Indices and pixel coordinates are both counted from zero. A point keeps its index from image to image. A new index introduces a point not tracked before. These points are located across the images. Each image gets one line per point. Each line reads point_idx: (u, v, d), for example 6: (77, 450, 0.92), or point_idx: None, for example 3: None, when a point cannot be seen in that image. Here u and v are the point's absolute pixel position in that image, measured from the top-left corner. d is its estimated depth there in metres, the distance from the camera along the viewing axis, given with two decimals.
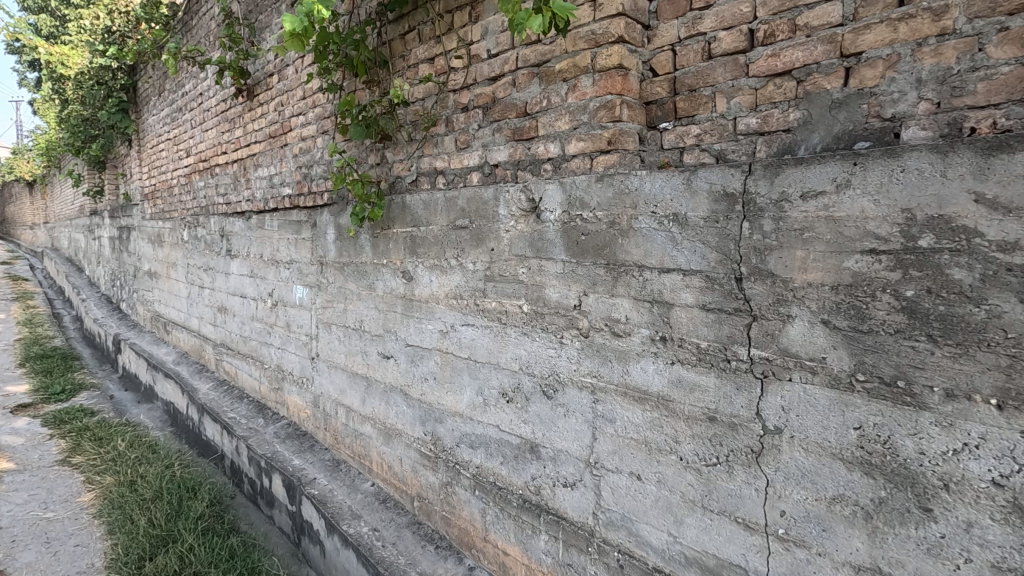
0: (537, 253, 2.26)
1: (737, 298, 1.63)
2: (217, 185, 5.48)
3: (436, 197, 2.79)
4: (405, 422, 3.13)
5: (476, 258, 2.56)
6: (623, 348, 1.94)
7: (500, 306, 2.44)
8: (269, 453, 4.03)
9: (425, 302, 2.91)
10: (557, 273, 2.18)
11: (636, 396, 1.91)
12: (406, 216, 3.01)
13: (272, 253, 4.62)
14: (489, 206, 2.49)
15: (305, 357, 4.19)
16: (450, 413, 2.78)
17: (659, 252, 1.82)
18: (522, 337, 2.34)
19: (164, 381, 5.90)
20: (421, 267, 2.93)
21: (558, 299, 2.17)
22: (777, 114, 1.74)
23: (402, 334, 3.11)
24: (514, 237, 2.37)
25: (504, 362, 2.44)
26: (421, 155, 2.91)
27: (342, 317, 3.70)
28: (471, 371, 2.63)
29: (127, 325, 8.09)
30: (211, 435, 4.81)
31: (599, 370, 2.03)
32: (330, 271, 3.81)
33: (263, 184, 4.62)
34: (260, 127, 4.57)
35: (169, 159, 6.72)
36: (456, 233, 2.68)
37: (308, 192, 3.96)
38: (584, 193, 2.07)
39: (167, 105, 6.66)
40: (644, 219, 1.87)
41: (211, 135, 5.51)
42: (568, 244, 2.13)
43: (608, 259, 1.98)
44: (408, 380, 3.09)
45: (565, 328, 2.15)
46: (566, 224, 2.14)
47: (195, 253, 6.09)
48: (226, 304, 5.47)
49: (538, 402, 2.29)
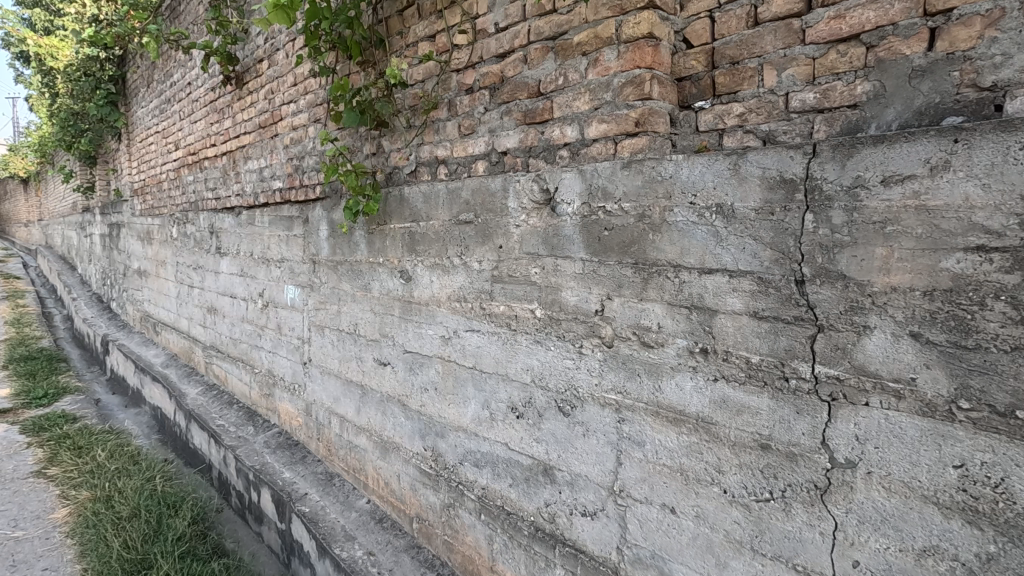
0: (552, 251, 2.00)
1: (798, 305, 1.37)
2: (206, 180, 5.21)
3: (437, 189, 2.53)
4: (404, 436, 2.86)
5: (482, 256, 2.29)
6: (656, 361, 1.68)
7: (509, 311, 2.18)
8: (258, 465, 3.77)
9: (424, 305, 2.65)
10: (575, 275, 1.91)
11: (670, 417, 1.65)
12: (404, 211, 2.75)
13: (263, 251, 4.35)
14: (496, 198, 2.22)
15: (296, 362, 3.93)
16: (454, 428, 2.52)
17: (699, 250, 1.56)
18: (534, 346, 2.08)
19: (152, 385, 5.64)
20: (420, 267, 2.66)
21: (577, 303, 1.91)
22: (841, 87, 1.48)
23: (400, 340, 2.85)
24: (526, 234, 2.10)
25: (514, 373, 2.17)
26: (421, 143, 2.64)
27: (336, 320, 3.43)
28: (477, 382, 2.37)
29: (116, 325, 7.82)
30: (198, 444, 4.55)
31: (625, 386, 1.77)
32: (323, 270, 3.55)
33: (253, 178, 4.35)
34: (250, 117, 4.29)
35: (158, 152, 6.45)
36: (460, 228, 2.41)
37: (300, 185, 3.70)
38: (608, 182, 1.81)
39: (155, 97, 6.38)
40: (680, 212, 1.61)
41: (200, 126, 5.23)
42: (588, 241, 1.87)
43: (636, 259, 1.72)
44: (406, 391, 2.83)
45: (585, 337, 1.88)
46: (587, 218, 1.87)
47: (184, 251, 5.83)
48: (216, 305, 5.20)
49: (553, 419, 2.03)
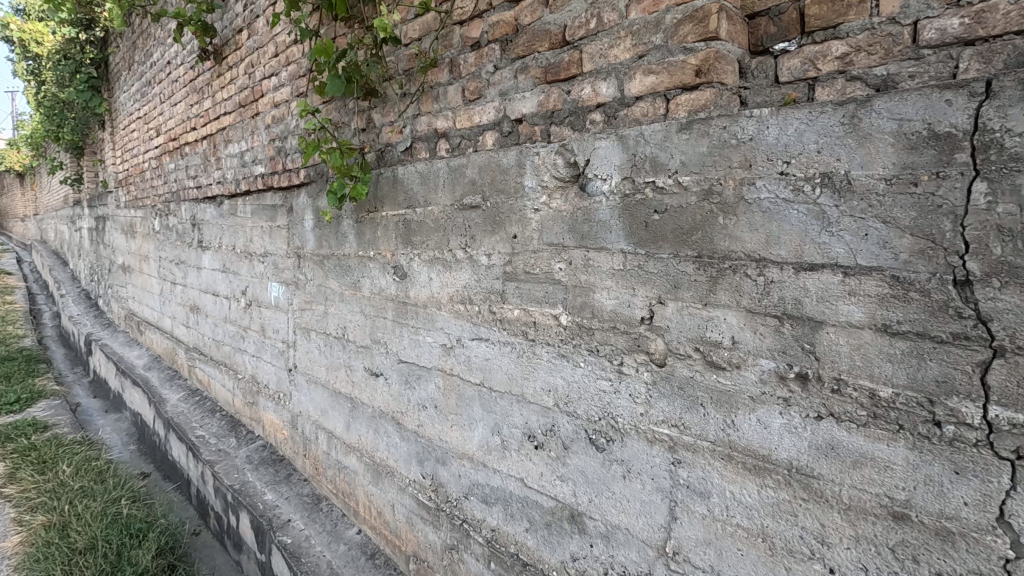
0: (582, 242, 1.58)
1: (960, 318, 0.94)
2: (187, 167, 4.79)
3: (437, 167, 2.10)
4: (400, 460, 2.45)
5: (491, 249, 1.87)
6: (727, 387, 1.26)
7: (524, 317, 1.76)
8: (238, 485, 3.37)
9: (421, 308, 2.23)
10: (613, 272, 1.49)
11: (747, 464, 1.23)
12: (398, 196, 2.32)
13: (245, 244, 3.93)
14: (510, 177, 1.80)
15: (281, 369, 3.52)
16: (458, 456, 2.11)
17: (794, 239, 1.14)
18: (559, 361, 1.65)
19: (132, 389, 5.23)
20: (417, 262, 2.24)
21: (615, 308, 1.49)
22: (1005, 6, 1.05)
23: (393, 348, 2.43)
24: (548, 220, 1.68)
25: (532, 394, 1.75)
26: (417, 114, 2.21)
27: (322, 323, 3.02)
28: (485, 403, 1.95)
29: (101, 323, 7.42)
30: (175, 457, 4.15)
31: (682, 418, 1.35)
32: (309, 265, 3.13)
33: (234, 163, 3.92)
34: (229, 95, 3.86)
35: (140, 139, 6.02)
36: (464, 215, 1.98)
37: (282, 170, 3.27)
38: (659, 150, 1.39)
39: (136, 80, 5.95)
40: (765, 187, 1.18)
41: (179, 109, 4.80)
42: (631, 228, 1.45)
43: (699, 251, 1.30)
44: (401, 407, 2.42)
45: (626, 351, 1.46)
46: (630, 199, 1.45)
47: (166, 245, 5.41)
48: (198, 304, 4.79)
49: (582, 453, 1.61)
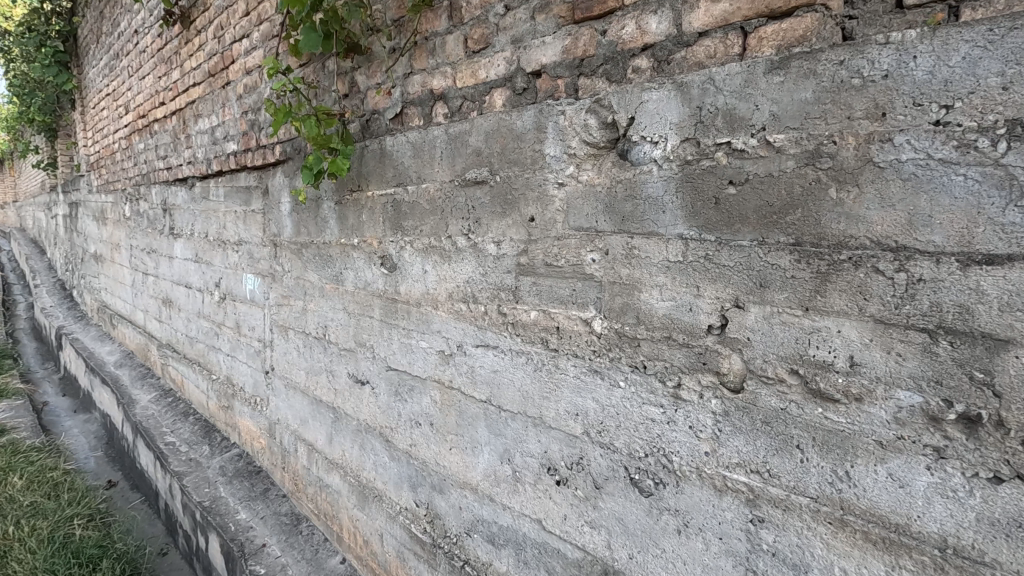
0: (623, 226, 1.22)
1: None
2: (157, 147, 4.37)
3: (433, 136, 1.73)
4: (390, 483, 2.10)
5: (500, 236, 1.50)
6: (839, 427, 0.91)
7: (543, 321, 1.40)
8: (208, 501, 3.01)
9: (414, 306, 1.86)
10: (667, 265, 1.13)
11: (870, 536, 0.89)
12: (386, 172, 1.95)
13: (218, 231, 3.54)
14: (526, 144, 1.42)
15: (257, 371, 3.15)
16: (458, 485, 1.76)
17: (958, 219, 0.79)
18: (589, 379, 1.30)
19: (102, 389, 4.84)
20: (408, 251, 1.87)
21: (669, 313, 1.13)
22: None
23: (381, 353, 2.07)
24: (576, 198, 1.31)
25: (554, 419, 1.39)
26: (409, 73, 1.83)
27: (301, 321, 2.65)
28: (491, 423, 1.60)
29: (73, 315, 6.98)
30: (143, 465, 3.78)
31: (768, 463, 1.00)
32: (286, 254, 2.75)
33: (205, 141, 3.51)
34: (198, 63, 3.45)
35: (110, 118, 5.58)
36: (466, 193, 1.61)
37: (256, 146, 2.88)
38: (737, 99, 1.03)
39: (105, 53, 5.49)
40: (908, 145, 0.83)
41: (148, 83, 4.37)
42: (694, 206, 1.09)
43: (799, 237, 0.94)
44: (391, 423, 2.06)
45: (685, 370, 1.11)
46: (693, 167, 1.09)
47: (137, 232, 4.99)
48: (171, 297, 4.39)
49: (621, 497, 1.26)
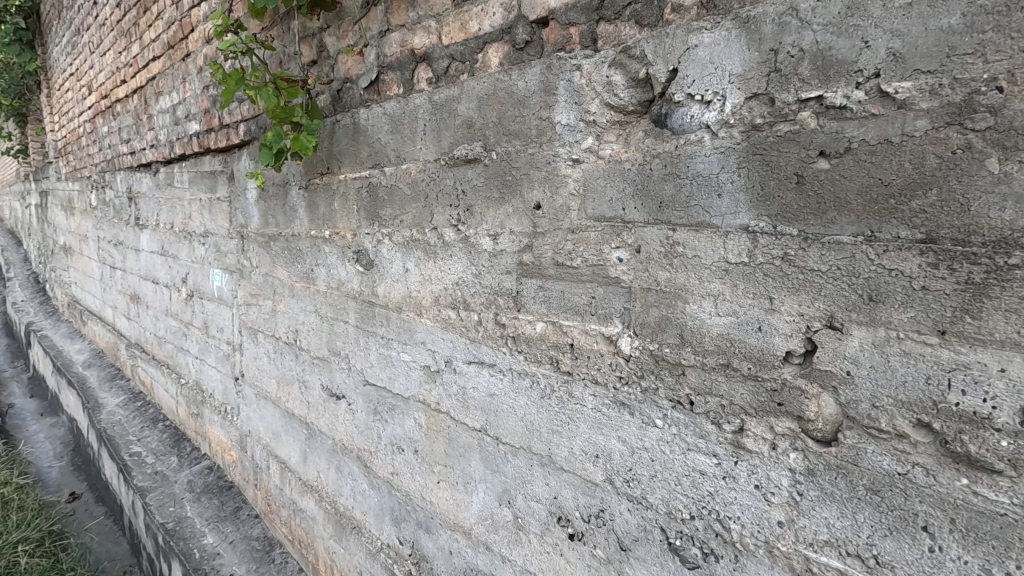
0: (661, 216, 0.92)
1: None
2: (120, 129, 4.01)
3: (414, 106, 1.41)
4: (370, 515, 1.81)
5: (497, 227, 1.20)
6: (996, 509, 0.63)
7: (552, 336, 1.11)
8: (172, 522, 2.71)
9: (393, 312, 1.56)
10: (725, 267, 0.84)
11: None
12: (360, 151, 1.63)
13: (184, 221, 3.20)
14: (529, 111, 1.11)
15: (227, 377, 2.84)
16: (447, 526, 1.47)
17: None
18: (615, 414, 1.00)
19: (69, 391, 4.51)
20: (385, 246, 1.57)
21: (727, 333, 0.84)
22: None
23: (357, 364, 1.77)
24: (596, 178, 1.01)
25: (566, 460, 1.11)
26: (385, 30, 1.50)
27: (271, 324, 2.34)
28: (487, 457, 1.31)
29: (44, 310, 6.61)
30: (108, 476, 3.47)
31: (876, 548, 0.72)
32: (253, 247, 2.43)
33: (167, 121, 3.17)
34: (157, 34, 3.09)
35: (74, 100, 5.18)
36: (454, 174, 1.31)
37: (219, 126, 2.55)
38: (836, 36, 0.72)
39: (66, 29, 5.08)
40: None
41: (109, 59, 4.00)
42: (767, 186, 0.79)
43: (934, 230, 0.65)
44: (370, 445, 1.77)
45: (752, 411, 0.82)
46: (765, 133, 0.79)
47: (104, 223, 4.63)
48: (138, 293, 4.05)
49: (656, 565, 0.98)
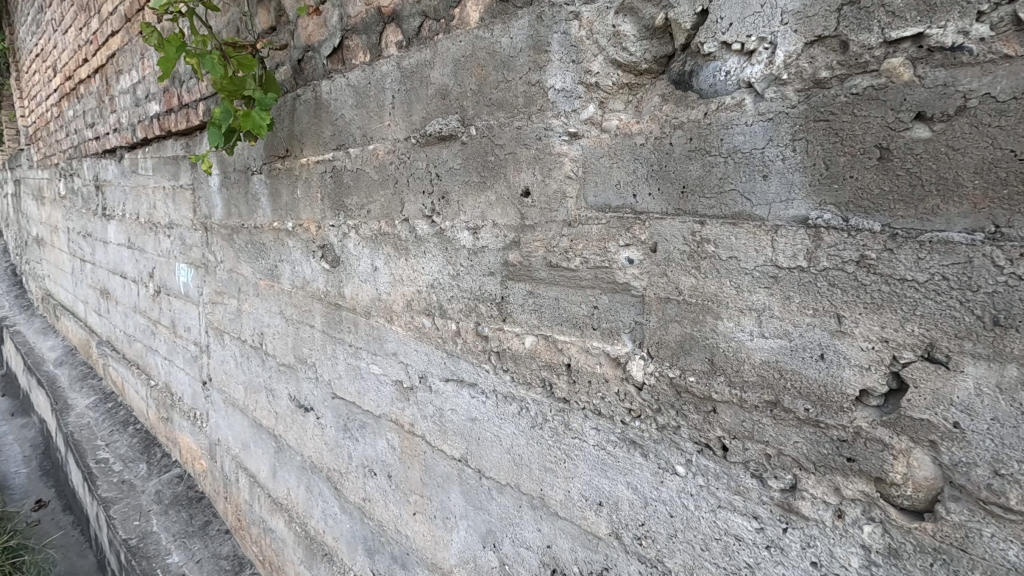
0: (684, 206, 0.71)
1: None
2: (85, 112, 3.74)
3: (381, 75, 1.19)
4: (342, 542, 1.61)
5: (476, 219, 0.99)
6: None
7: (545, 354, 0.90)
8: (137, 538, 2.51)
9: (361, 317, 1.35)
10: (773, 274, 0.62)
11: None
12: (323, 131, 1.41)
13: (149, 212, 2.96)
14: (515, 75, 0.88)
15: (195, 381, 2.62)
16: (425, 565, 1.27)
17: None
18: (623, 454, 0.80)
19: (39, 391, 4.28)
20: (352, 240, 1.35)
21: (775, 361, 0.64)
22: None
23: (324, 375, 1.56)
24: (599, 158, 0.80)
25: (562, 504, 0.91)
26: None
27: (236, 325, 2.12)
28: (468, 491, 1.10)
29: (19, 304, 6.35)
30: (75, 484, 3.26)
31: None
32: (217, 241, 2.20)
33: (128, 102, 2.91)
34: (115, 6, 2.82)
35: (41, 82, 4.88)
36: (427, 154, 1.09)
37: (178, 105, 2.30)
38: None
39: (31, 7, 4.77)
40: None
41: (71, 36, 3.71)
42: (836, 163, 0.58)
43: None
44: (340, 466, 1.57)
45: (809, 465, 0.62)
46: (832, 89, 0.58)
47: (74, 214, 4.37)
48: (108, 287, 3.81)
49: None
